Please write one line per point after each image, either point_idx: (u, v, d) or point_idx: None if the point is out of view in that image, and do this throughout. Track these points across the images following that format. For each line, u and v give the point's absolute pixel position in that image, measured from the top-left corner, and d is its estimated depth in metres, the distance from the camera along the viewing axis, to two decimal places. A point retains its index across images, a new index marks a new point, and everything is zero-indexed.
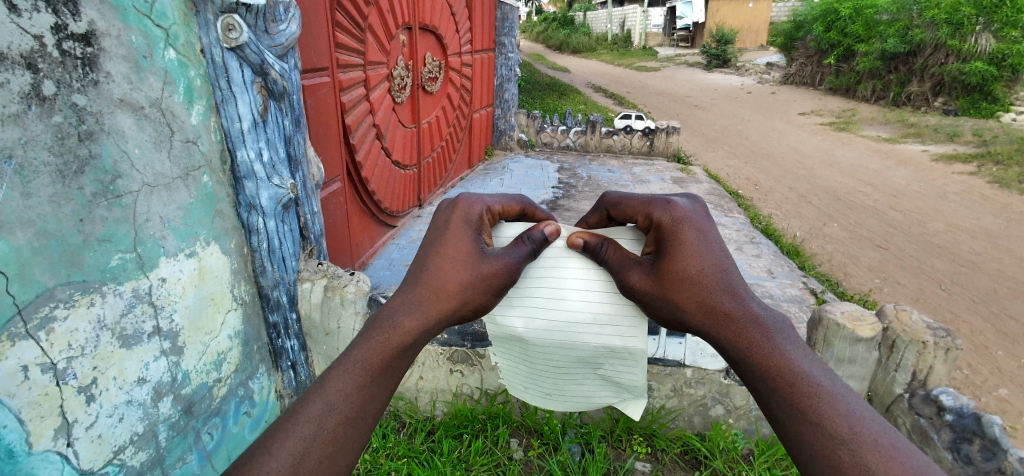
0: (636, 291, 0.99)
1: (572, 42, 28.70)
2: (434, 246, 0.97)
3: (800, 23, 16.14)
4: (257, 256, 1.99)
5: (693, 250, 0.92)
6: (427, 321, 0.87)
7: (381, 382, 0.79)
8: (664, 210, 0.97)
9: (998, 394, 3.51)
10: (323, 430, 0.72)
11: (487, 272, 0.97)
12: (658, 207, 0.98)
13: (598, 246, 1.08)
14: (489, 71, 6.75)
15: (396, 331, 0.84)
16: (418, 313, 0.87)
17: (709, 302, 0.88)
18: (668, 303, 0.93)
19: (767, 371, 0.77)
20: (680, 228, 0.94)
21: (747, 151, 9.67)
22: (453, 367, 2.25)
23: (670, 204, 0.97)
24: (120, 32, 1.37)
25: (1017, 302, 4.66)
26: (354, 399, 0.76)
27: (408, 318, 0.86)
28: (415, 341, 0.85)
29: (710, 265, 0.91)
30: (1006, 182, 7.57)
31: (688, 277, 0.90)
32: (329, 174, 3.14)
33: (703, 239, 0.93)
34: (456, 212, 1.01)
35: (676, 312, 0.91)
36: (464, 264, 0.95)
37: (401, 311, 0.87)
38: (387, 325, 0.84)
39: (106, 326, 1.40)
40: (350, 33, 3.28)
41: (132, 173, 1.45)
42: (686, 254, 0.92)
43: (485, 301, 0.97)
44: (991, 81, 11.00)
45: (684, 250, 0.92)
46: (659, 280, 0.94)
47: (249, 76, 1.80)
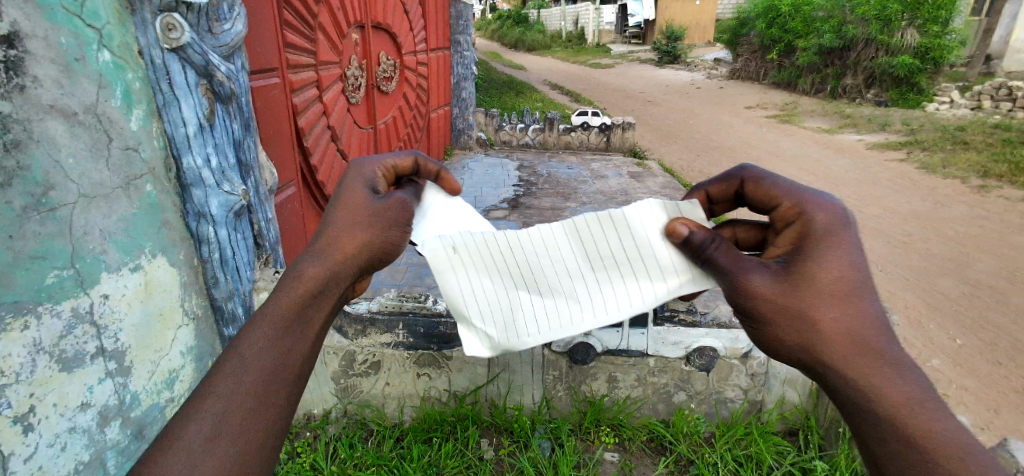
0: (749, 295, 0.80)
1: (526, 39, 28.87)
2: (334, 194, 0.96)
3: (744, 20, 16.82)
4: (207, 267, 1.90)
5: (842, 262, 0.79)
6: (330, 266, 0.86)
7: (291, 341, 0.80)
8: (820, 210, 0.84)
9: (932, 365, 3.78)
10: (238, 394, 0.73)
11: (379, 211, 0.93)
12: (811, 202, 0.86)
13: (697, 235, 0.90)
14: (445, 70, 6.70)
15: (298, 282, 0.83)
16: (321, 257, 0.87)
17: (855, 332, 0.77)
18: (798, 321, 0.78)
19: (910, 427, 0.72)
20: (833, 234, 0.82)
21: (698, 144, 10.00)
22: (421, 370, 2.19)
23: (826, 203, 0.85)
24: (47, 33, 1.28)
25: (944, 278, 5.04)
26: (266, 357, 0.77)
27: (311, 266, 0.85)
28: (322, 289, 0.84)
29: (857, 282, 0.79)
30: (932, 167, 8.15)
31: (836, 290, 0.78)
32: (283, 178, 3.04)
33: (858, 250, 0.81)
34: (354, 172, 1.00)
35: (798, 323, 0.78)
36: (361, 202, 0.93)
37: (305, 258, 0.87)
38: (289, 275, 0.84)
39: (42, 350, 1.31)
40: (299, 31, 3.17)
41: (67, 184, 1.36)
42: (841, 261, 0.79)
43: (382, 235, 0.92)
44: (916, 73, 11.81)
45: (836, 255, 0.80)
46: (790, 287, 0.79)
47: (193, 79, 1.71)
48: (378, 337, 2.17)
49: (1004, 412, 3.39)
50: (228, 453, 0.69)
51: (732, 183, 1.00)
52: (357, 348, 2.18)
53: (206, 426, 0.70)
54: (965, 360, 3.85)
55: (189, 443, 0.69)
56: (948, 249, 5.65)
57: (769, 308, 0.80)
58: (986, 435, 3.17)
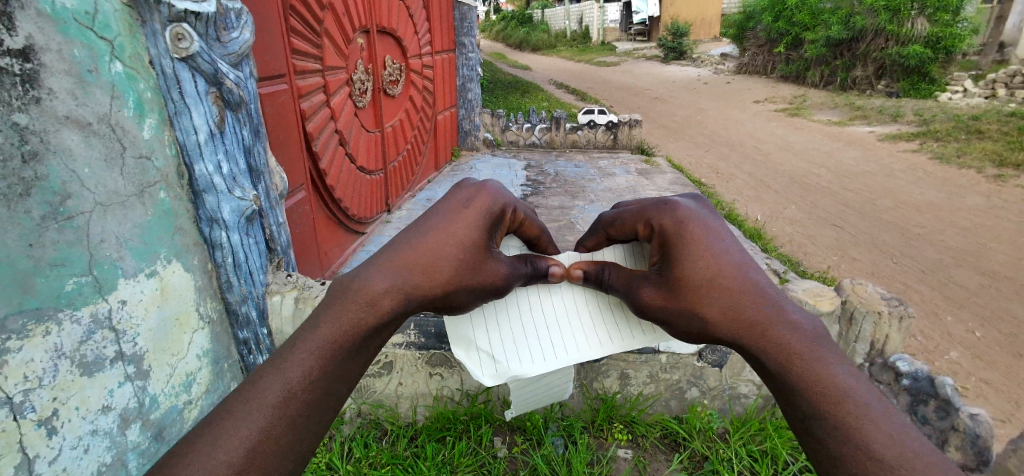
0: (652, 308, 0.95)
1: (531, 39, 28.87)
2: (440, 221, 0.88)
3: (750, 14, 16.69)
4: (221, 271, 1.92)
5: (699, 250, 0.88)
6: (406, 301, 0.79)
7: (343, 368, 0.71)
8: (664, 213, 0.95)
9: (950, 357, 3.72)
10: (281, 417, 0.65)
11: (481, 278, 0.94)
12: (658, 211, 0.97)
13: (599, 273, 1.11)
14: (451, 72, 6.73)
15: (368, 305, 0.75)
16: (399, 282, 0.79)
17: (729, 307, 0.83)
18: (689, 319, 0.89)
19: (796, 378, 0.72)
20: (684, 228, 0.91)
21: (706, 140, 9.95)
22: (433, 371, 2.21)
23: (668, 204, 0.96)
24: (60, 46, 1.31)
25: (960, 269, 4.96)
26: (315, 379, 0.69)
27: (385, 290, 0.77)
28: (389, 320, 0.77)
29: (722, 261, 0.87)
30: (946, 158, 8.03)
31: (700, 279, 0.87)
32: (293, 182, 3.07)
33: (710, 234, 0.90)
34: (474, 200, 0.93)
35: (697, 321, 0.87)
36: (469, 256, 0.89)
37: (374, 275, 0.77)
38: (358, 291, 0.75)
39: (64, 354, 1.34)
40: (305, 38, 3.21)
41: (83, 192, 1.39)
42: (695, 253, 0.88)
43: (467, 295, 0.93)
44: (928, 63, 11.64)
45: (690, 247, 0.89)
46: (672, 292, 0.90)
47: (203, 87, 1.73)
48: (390, 337, 2.18)
49: None
50: None
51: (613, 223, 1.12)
52: None
53: (232, 441, 0.62)
54: (983, 351, 3.79)
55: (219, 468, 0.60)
56: (964, 240, 5.56)
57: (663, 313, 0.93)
58: (1005, 428, 3.12)
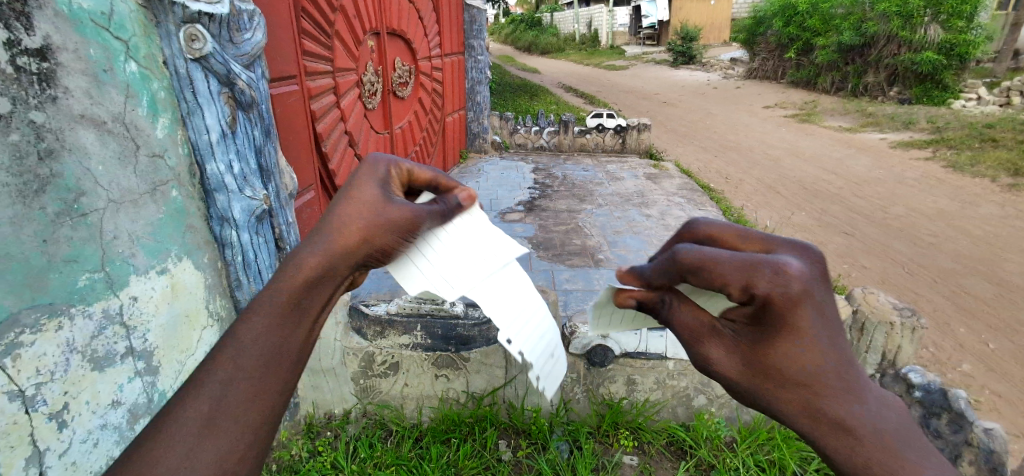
0: (713, 368, 0.76)
1: (540, 42, 28.91)
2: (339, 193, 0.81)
3: (760, 19, 16.63)
4: (231, 269, 1.94)
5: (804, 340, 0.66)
6: (332, 261, 0.74)
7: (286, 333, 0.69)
8: (776, 280, 0.65)
9: (962, 369, 3.67)
10: (232, 389, 0.64)
11: (395, 218, 0.80)
12: (767, 272, 0.65)
13: (659, 305, 0.81)
14: (460, 74, 6.75)
15: (295, 271, 0.71)
16: (318, 247, 0.74)
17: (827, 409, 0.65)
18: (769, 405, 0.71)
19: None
20: (796, 308, 0.65)
21: (715, 145, 9.90)
22: (439, 372, 2.20)
23: (781, 270, 0.65)
24: (77, 45, 1.33)
25: (974, 279, 4.89)
26: (261, 348, 0.67)
27: (311, 256, 0.73)
28: (320, 280, 0.72)
29: (829, 355, 0.66)
30: (959, 166, 7.93)
31: (795, 373, 0.67)
32: (301, 183, 3.08)
33: (824, 323, 0.66)
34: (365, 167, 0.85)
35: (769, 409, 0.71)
36: (371, 203, 0.79)
37: (299, 252, 0.73)
38: (287, 264, 0.72)
39: (75, 349, 1.36)
40: (316, 39, 3.23)
41: (97, 190, 1.41)
42: (807, 348, 0.66)
43: (399, 239, 0.82)
44: (941, 69, 11.52)
45: (794, 336, 0.66)
46: (750, 369, 0.71)
47: (216, 87, 1.75)
48: (397, 338, 2.18)
49: None
50: (215, 450, 0.62)
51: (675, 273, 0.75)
52: (377, 349, 2.20)
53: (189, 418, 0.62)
54: (997, 364, 3.73)
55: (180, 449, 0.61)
56: (977, 249, 5.48)
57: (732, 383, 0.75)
58: (1020, 442, 3.07)
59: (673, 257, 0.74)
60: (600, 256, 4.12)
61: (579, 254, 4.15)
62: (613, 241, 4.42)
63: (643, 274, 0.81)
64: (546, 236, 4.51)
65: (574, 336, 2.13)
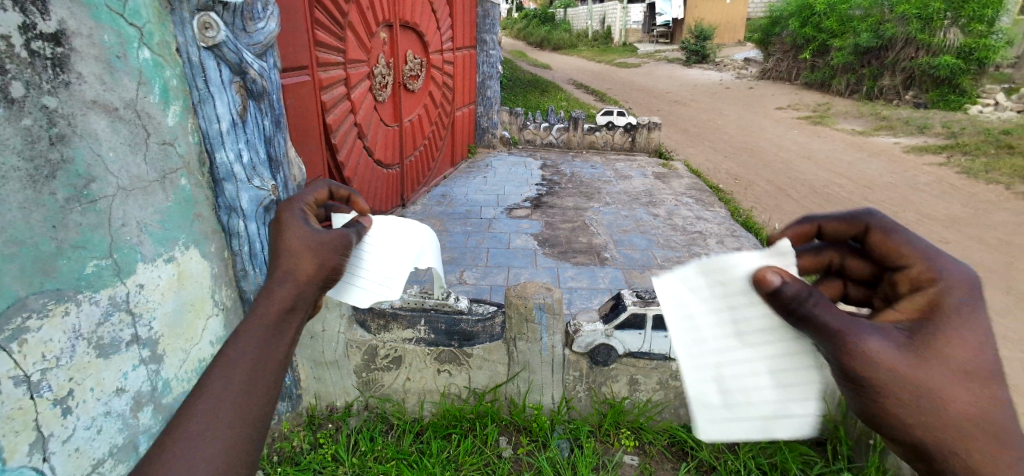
0: (863, 361, 0.66)
1: (552, 38, 28.78)
2: (272, 236, 0.86)
3: (776, 19, 16.44)
4: (238, 259, 1.95)
5: (972, 336, 0.67)
6: (301, 291, 0.80)
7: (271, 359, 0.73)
8: (956, 267, 0.73)
9: None
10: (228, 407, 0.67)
11: (334, 238, 0.89)
12: (947, 261, 0.74)
13: (806, 296, 0.69)
14: (471, 69, 6.74)
15: (269, 301, 0.77)
16: (287, 280, 0.80)
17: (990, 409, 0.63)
18: (924, 396, 0.65)
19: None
20: (966, 300, 0.70)
21: (726, 146, 9.82)
22: (441, 367, 2.21)
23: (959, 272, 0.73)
24: (91, 31, 1.33)
25: (985, 288, 4.83)
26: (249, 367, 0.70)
27: (281, 287, 0.79)
28: (294, 306, 0.78)
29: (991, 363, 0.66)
30: (974, 172, 7.81)
31: (971, 366, 0.65)
32: (311, 174, 3.09)
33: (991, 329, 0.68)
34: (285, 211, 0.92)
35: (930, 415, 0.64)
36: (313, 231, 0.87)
37: (269, 287, 0.78)
38: (260, 298, 0.77)
39: (81, 335, 1.37)
40: (329, 30, 3.23)
41: (107, 177, 1.41)
42: (971, 335, 0.67)
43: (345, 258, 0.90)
44: (959, 74, 11.32)
45: (966, 326, 0.67)
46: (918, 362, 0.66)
47: (228, 76, 1.75)
48: (400, 332, 2.19)
49: None
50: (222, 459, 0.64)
51: (858, 225, 0.87)
52: (380, 343, 2.20)
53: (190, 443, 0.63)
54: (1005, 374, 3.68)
55: (180, 474, 0.61)
56: (989, 257, 5.41)
57: (888, 378, 0.65)
58: None
59: (870, 218, 0.86)
60: (606, 255, 4.10)
61: (585, 252, 4.14)
62: (620, 240, 4.39)
63: (818, 221, 0.91)
64: (552, 233, 4.49)
65: (577, 335, 2.11)
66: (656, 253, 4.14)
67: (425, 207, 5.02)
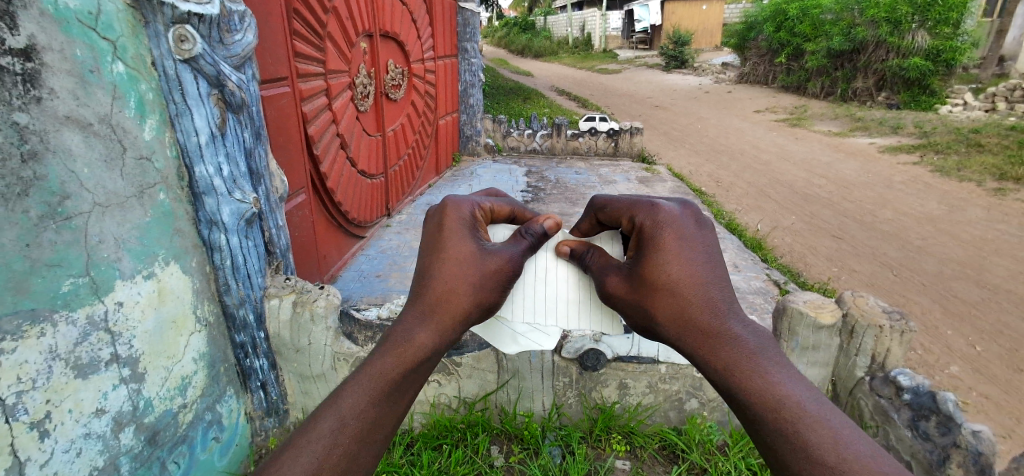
0: (616, 298, 1.04)
1: (533, 46, 29.02)
2: (431, 260, 0.98)
3: (751, 24, 16.81)
4: (220, 274, 1.92)
5: (669, 260, 0.94)
6: (440, 333, 0.91)
7: (395, 401, 0.84)
8: (648, 213, 1.00)
9: (950, 371, 3.71)
10: (339, 440, 0.78)
11: (492, 269, 1.01)
12: (643, 210, 1.01)
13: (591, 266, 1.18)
14: (453, 77, 6.75)
15: (405, 347, 0.87)
16: (429, 324, 0.90)
17: (690, 309, 0.90)
18: (644, 315, 0.97)
19: (740, 391, 0.81)
20: (660, 231, 0.96)
21: (706, 149, 9.97)
22: (430, 377, 2.19)
23: (654, 207, 1.00)
24: (63, 46, 1.30)
25: (961, 283, 4.96)
26: (366, 413, 0.81)
27: (418, 333, 0.89)
28: (430, 354, 0.88)
29: (686, 277, 0.92)
30: (946, 170, 8.04)
31: (664, 283, 0.93)
32: (294, 185, 3.06)
33: (684, 246, 0.95)
34: (447, 222, 1.03)
35: (651, 324, 0.95)
36: (464, 268, 0.98)
37: (412, 328, 0.89)
38: (398, 340, 0.88)
39: (57, 356, 1.33)
40: (308, 41, 3.22)
41: (82, 193, 1.38)
42: (662, 260, 0.94)
43: (496, 293, 1.01)
44: (929, 75, 11.70)
45: (660, 258, 0.94)
46: (633, 289, 0.99)
47: (205, 89, 1.75)
48: None
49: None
50: None
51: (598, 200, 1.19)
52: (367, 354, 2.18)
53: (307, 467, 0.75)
54: (984, 366, 3.77)
55: None
56: (964, 253, 5.56)
57: (625, 308, 1.02)
58: (1006, 444, 3.10)
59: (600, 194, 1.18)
60: None
61: None
62: None
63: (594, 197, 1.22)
64: None
65: (566, 341, 2.11)
66: None
67: (411, 216, 5.00)
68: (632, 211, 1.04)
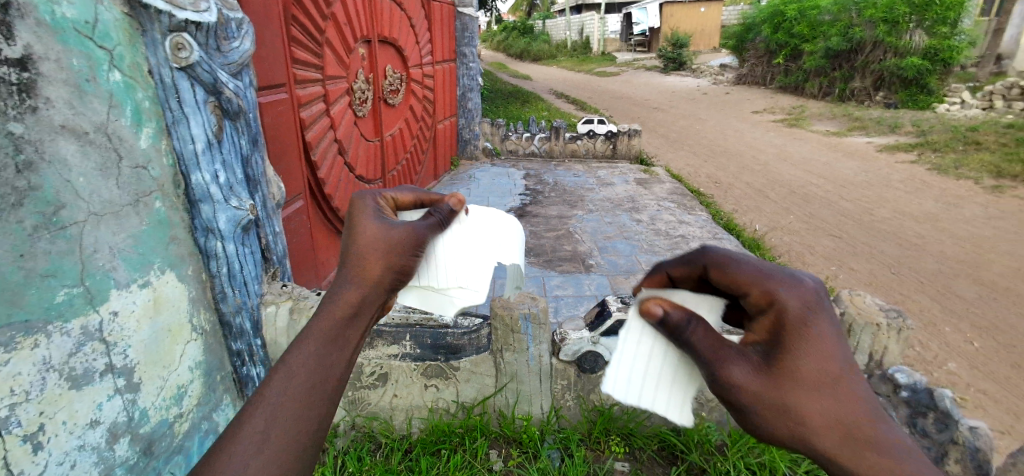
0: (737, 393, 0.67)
1: (532, 49, 29.12)
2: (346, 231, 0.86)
3: (748, 26, 16.87)
4: (216, 282, 1.93)
5: (821, 348, 0.65)
6: (366, 287, 0.81)
7: (330, 361, 0.76)
8: (791, 288, 0.67)
9: (948, 368, 3.70)
10: (280, 405, 0.71)
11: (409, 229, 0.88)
12: (781, 282, 0.68)
13: (685, 323, 0.71)
14: (451, 81, 6.77)
15: (332, 306, 0.79)
16: (351, 281, 0.81)
17: (844, 415, 0.64)
18: (787, 418, 0.65)
19: None
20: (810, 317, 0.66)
21: (705, 150, 9.99)
22: (428, 382, 2.19)
23: (797, 282, 0.68)
24: (59, 55, 1.31)
25: (959, 280, 4.95)
26: (303, 373, 0.73)
27: (342, 292, 0.80)
28: (357, 309, 0.80)
29: (837, 371, 0.66)
30: (944, 168, 8.05)
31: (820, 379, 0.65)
32: (291, 191, 3.06)
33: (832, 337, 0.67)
34: (354, 209, 0.90)
35: (799, 433, 0.65)
36: (380, 234, 0.85)
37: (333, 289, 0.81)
38: (325, 303, 0.80)
39: (52, 367, 1.32)
40: (306, 47, 3.23)
41: (77, 202, 1.38)
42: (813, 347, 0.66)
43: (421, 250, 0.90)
44: (926, 74, 11.73)
45: (814, 342, 0.65)
46: (772, 381, 0.66)
47: (202, 96, 1.75)
48: (385, 348, 2.16)
49: None
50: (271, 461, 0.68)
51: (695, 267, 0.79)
52: (364, 361, 2.17)
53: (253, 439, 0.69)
54: (982, 363, 3.76)
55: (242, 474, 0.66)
56: (963, 251, 5.56)
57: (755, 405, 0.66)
58: (1005, 440, 3.09)
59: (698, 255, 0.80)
60: (590, 262, 4.13)
61: (570, 260, 4.15)
62: (604, 247, 4.43)
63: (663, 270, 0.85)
64: (536, 242, 4.51)
65: (564, 343, 2.12)
66: (641, 258, 4.19)
67: None
68: (762, 287, 0.68)
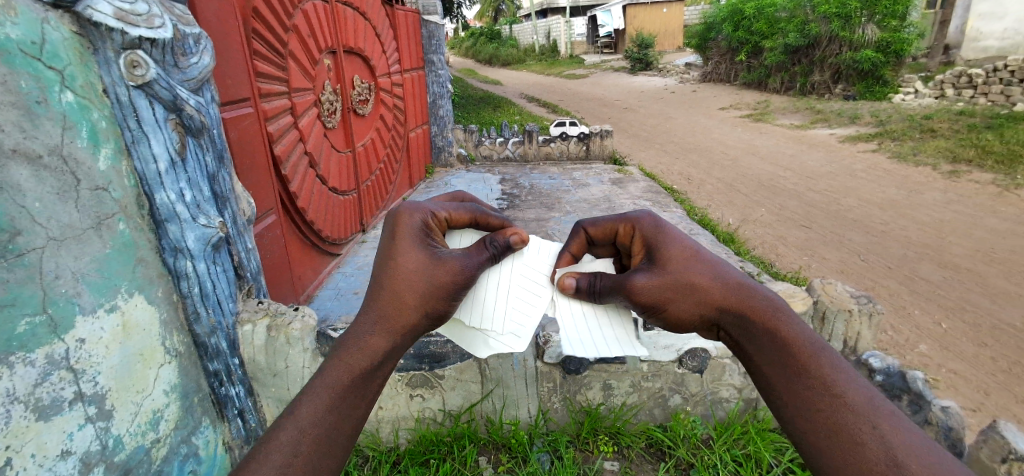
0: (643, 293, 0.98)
1: (501, 54, 29.19)
2: (386, 261, 0.94)
3: (710, 25, 17.28)
4: (188, 302, 1.87)
5: (678, 242, 1.00)
6: (392, 337, 0.90)
7: (349, 407, 0.83)
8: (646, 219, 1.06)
9: (919, 350, 3.84)
10: (299, 447, 0.77)
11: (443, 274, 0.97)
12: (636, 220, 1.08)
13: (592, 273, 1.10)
14: (421, 89, 6.74)
15: (358, 354, 0.86)
16: (380, 328, 0.89)
17: (718, 278, 0.95)
18: (685, 292, 0.95)
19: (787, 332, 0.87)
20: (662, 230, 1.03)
21: (675, 148, 10.16)
22: (413, 392, 2.16)
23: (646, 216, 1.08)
24: (6, 76, 1.25)
25: (924, 264, 5.15)
26: (323, 418, 0.80)
27: (370, 338, 0.88)
28: (380, 360, 0.87)
29: (696, 251, 0.99)
30: (903, 156, 8.37)
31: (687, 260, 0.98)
32: (262, 207, 2.99)
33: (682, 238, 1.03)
34: (400, 226, 0.97)
35: (696, 296, 0.95)
36: (418, 274, 0.94)
37: (361, 333, 0.89)
38: (351, 347, 0.87)
39: (16, 400, 1.26)
40: (269, 60, 3.17)
41: (35, 228, 1.33)
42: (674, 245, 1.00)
43: (447, 302, 0.98)
44: (880, 66, 12.21)
45: (673, 239, 1.01)
46: (661, 272, 0.97)
47: (161, 114, 1.71)
48: None
49: (994, 394, 3.43)
50: None
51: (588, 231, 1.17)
52: None
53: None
54: (950, 343, 3.92)
55: None
56: (925, 235, 5.78)
57: (660, 294, 0.97)
58: (976, 417, 3.22)
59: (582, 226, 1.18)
60: None
61: None
62: None
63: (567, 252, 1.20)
64: None
65: (548, 345, 2.13)
66: None
67: None
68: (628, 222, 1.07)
